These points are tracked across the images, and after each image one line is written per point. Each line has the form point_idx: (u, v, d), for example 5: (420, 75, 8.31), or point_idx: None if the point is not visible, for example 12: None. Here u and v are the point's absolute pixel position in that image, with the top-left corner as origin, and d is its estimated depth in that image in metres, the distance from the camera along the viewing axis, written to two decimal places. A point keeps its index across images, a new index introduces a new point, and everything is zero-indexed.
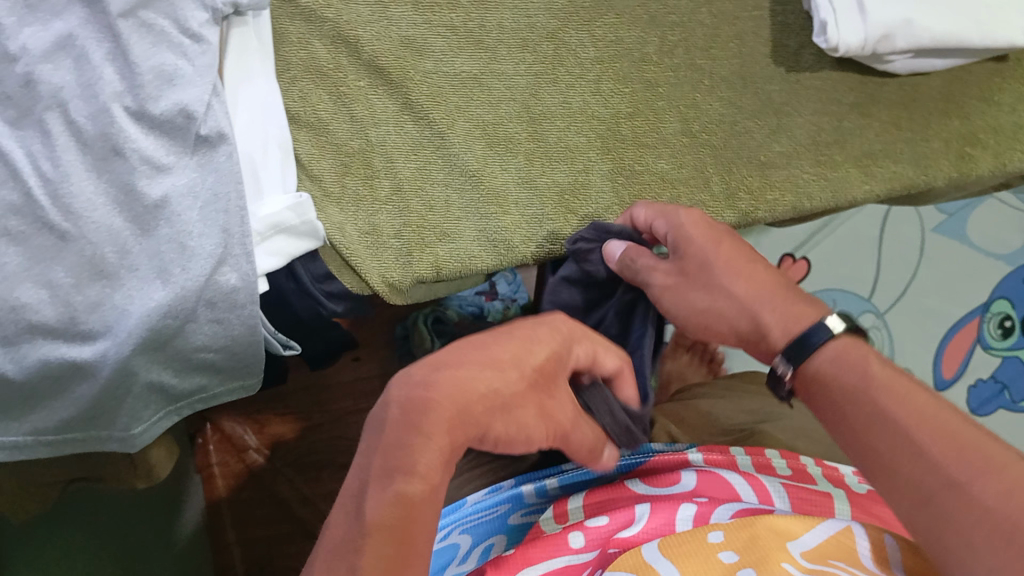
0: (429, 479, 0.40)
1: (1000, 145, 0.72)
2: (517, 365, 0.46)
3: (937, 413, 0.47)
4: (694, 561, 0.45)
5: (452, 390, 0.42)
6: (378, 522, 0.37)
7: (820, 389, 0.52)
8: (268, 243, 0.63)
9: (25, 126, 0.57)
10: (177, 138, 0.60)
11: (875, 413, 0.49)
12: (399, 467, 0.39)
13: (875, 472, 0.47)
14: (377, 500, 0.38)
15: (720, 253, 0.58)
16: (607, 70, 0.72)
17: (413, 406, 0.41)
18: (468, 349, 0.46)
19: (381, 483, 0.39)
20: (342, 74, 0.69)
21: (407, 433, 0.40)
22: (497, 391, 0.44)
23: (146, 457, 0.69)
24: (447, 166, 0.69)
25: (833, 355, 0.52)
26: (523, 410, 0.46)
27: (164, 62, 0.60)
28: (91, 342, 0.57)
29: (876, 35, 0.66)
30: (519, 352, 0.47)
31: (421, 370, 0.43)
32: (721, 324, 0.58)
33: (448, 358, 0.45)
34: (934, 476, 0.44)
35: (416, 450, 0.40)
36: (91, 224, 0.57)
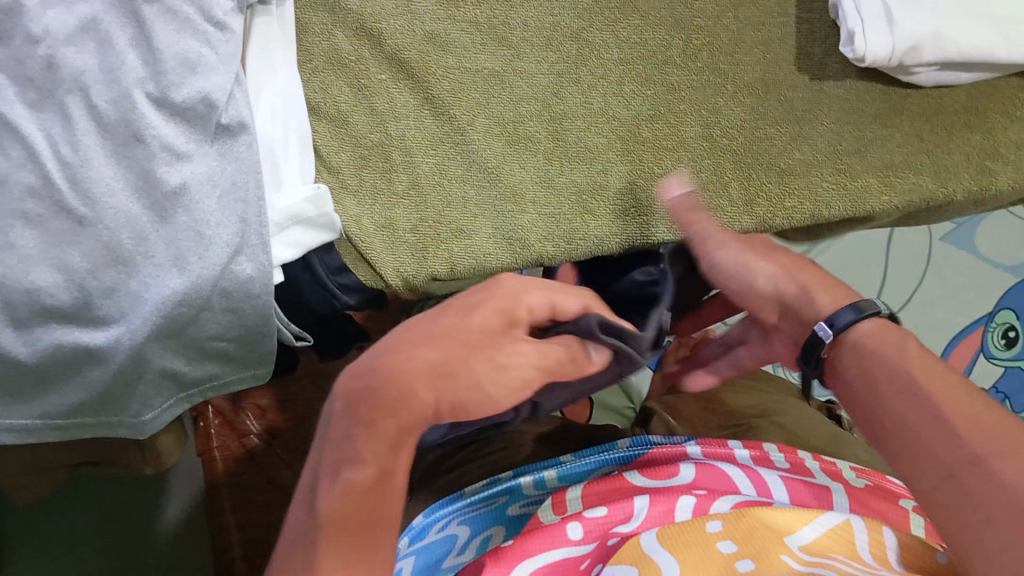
0: (378, 464, 0.39)
1: (1022, 160, 0.71)
2: (456, 330, 0.45)
3: (970, 399, 0.42)
4: (691, 548, 0.45)
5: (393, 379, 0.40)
6: (343, 509, 0.37)
7: (861, 382, 0.48)
8: (284, 235, 0.63)
9: (46, 108, 0.57)
10: (197, 126, 0.60)
11: (913, 399, 0.44)
12: (347, 456, 0.38)
13: (902, 447, 0.42)
14: (330, 490, 0.38)
15: (780, 259, 0.55)
16: (630, 72, 0.71)
17: (356, 398, 0.40)
18: (416, 329, 0.44)
19: (332, 473, 0.38)
20: (364, 66, 0.70)
21: (352, 426, 0.39)
22: (430, 358, 0.42)
23: (154, 442, 0.70)
24: (465, 163, 0.69)
25: (867, 333, 0.50)
26: (473, 376, 0.43)
27: (188, 49, 0.60)
28: (105, 328, 0.58)
29: (904, 47, 0.65)
30: (465, 320, 0.46)
31: (365, 359, 0.42)
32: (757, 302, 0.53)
33: (386, 348, 0.42)
34: (956, 453, 0.39)
35: (360, 441, 0.39)
36: (109, 209, 0.56)
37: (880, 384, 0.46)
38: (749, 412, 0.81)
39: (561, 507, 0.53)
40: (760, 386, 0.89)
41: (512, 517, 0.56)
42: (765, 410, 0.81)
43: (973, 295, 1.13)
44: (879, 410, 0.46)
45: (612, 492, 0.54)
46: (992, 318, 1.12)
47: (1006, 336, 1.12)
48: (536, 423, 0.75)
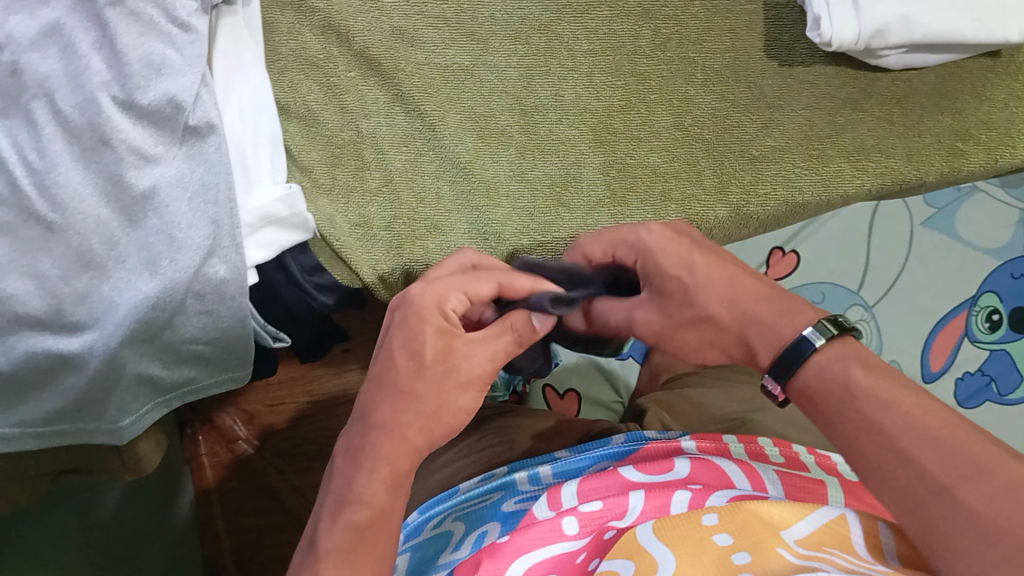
0: (374, 504, 0.48)
1: (993, 140, 0.71)
2: (419, 367, 0.52)
3: (924, 412, 0.43)
4: (687, 542, 0.44)
5: (385, 429, 0.50)
6: (340, 546, 0.46)
7: (810, 404, 0.48)
8: (257, 235, 0.63)
9: (12, 116, 0.56)
10: (165, 129, 0.59)
11: (863, 422, 0.45)
12: (348, 501, 0.48)
13: (863, 471, 0.44)
14: (331, 531, 0.46)
15: (700, 270, 0.54)
16: (600, 63, 0.71)
17: (354, 452, 0.50)
18: (384, 369, 0.52)
19: (333, 519, 0.47)
20: (333, 64, 0.69)
21: (352, 471, 0.49)
22: (413, 407, 0.51)
23: (136, 448, 0.69)
24: (437, 159, 0.69)
25: (819, 366, 0.48)
26: (440, 412, 0.52)
27: (153, 52, 0.59)
28: (79, 334, 0.57)
29: (869, 31, 0.66)
30: (395, 355, 0.52)
31: (358, 417, 0.52)
32: (718, 354, 0.55)
33: (371, 390, 0.52)
34: (922, 482, 0.41)
35: (360, 484, 0.48)
36: (79, 214, 0.56)
37: (833, 409, 0.46)
38: (738, 403, 0.80)
39: (556, 502, 0.53)
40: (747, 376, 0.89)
41: (508, 513, 0.54)
42: (755, 402, 0.80)
43: (955, 280, 1.13)
44: (829, 429, 0.47)
45: (610, 487, 0.53)
46: (976, 301, 1.12)
47: (989, 320, 1.12)
48: (523, 420, 0.74)
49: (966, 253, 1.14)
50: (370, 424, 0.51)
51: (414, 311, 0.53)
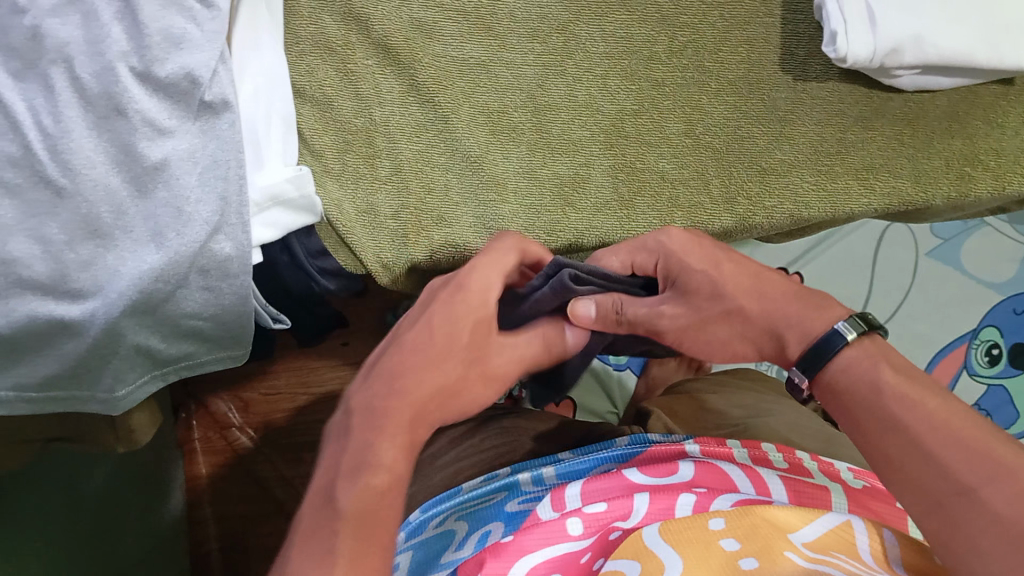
0: (391, 468, 0.46)
1: (1001, 167, 0.71)
2: (448, 355, 0.54)
3: (950, 418, 0.44)
4: (693, 545, 0.45)
5: (403, 394, 0.51)
6: (360, 509, 0.43)
7: (840, 404, 0.50)
8: (265, 215, 0.63)
9: (28, 79, 0.57)
10: (180, 103, 0.60)
11: (886, 421, 0.46)
12: (364, 462, 0.46)
13: (889, 478, 0.45)
14: (349, 489, 0.44)
15: (725, 276, 0.56)
16: (616, 67, 0.72)
17: (370, 412, 0.49)
18: (409, 349, 0.54)
19: (352, 480, 0.45)
20: (350, 51, 0.69)
21: (367, 432, 0.48)
22: (432, 392, 0.53)
23: (127, 421, 0.70)
24: (448, 151, 0.70)
25: (847, 364, 0.50)
26: (457, 394, 0.55)
27: (173, 25, 0.60)
28: (80, 301, 0.57)
29: (885, 49, 0.66)
30: (433, 338, 0.54)
31: (379, 384, 0.52)
32: (747, 350, 0.57)
33: (397, 366, 0.53)
34: (945, 482, 0.42)
35: (373, 446, 0.47)
36: (89, 181, 0.56)
37: (858, 411, 0.48)
38: (739, 411, 0.80)
39: (560, 503, 0.52)
40: (752, 387, 0.89)
41: (511, 513, 0.54)
42: (756, 411, 0.80)
43: (956, 310, 1.13)
44: (859, 433, 0.48)
45: (613, 488, 0.53)
46: (977, 334, 1.12)
47: (989, 353, 1.12)
48: (527, 421, 0.74)
49: (969, 285, 1.14)
50: (395, 391, 0.51)
51: (460, 295, 0.56)
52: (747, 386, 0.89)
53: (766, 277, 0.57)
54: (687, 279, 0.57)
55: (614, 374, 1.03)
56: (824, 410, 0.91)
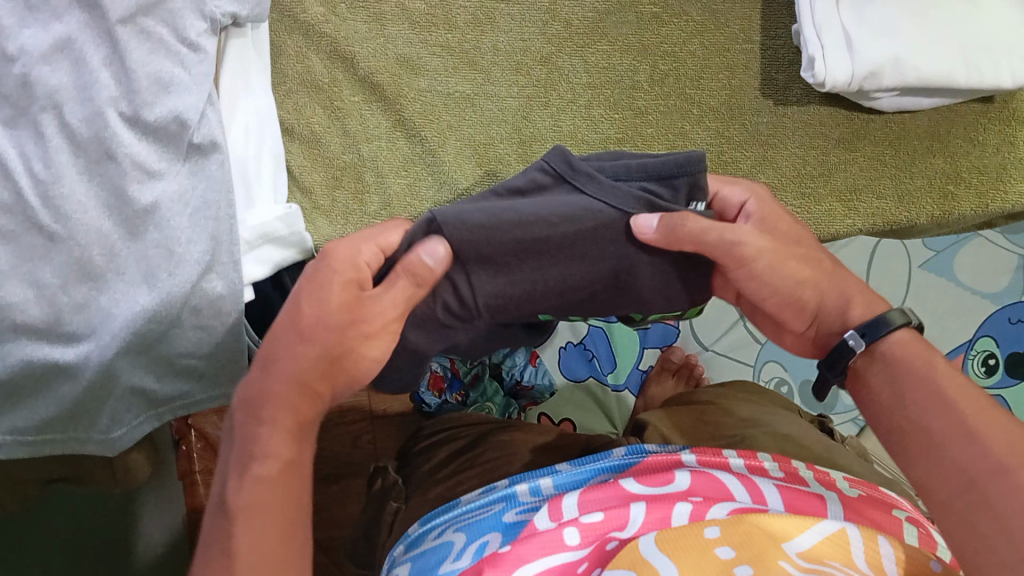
0: (283, 456, 0.49)
1: (983, 185, 0.72)
2: (320, 319, 0.51)
3: (983, 406, 0.46)
4: (689, 553, 0.44)
5: (276, 375, 0.51)
6: (250, 503, 0.47)
7: (883, 375, 0.51)
8: (256, 252, 0.63)
9: (20, 126, 0.58)
10: (169, 145, 0.61)
11: (930, 399, 0.47)
12: (254, 454, 0.49)
13: (924, 453, 0.46)
14: (244, 487, 0.47)
15: (803, 233, 0.57)
16: (598, 96, 0.73)
17: (253, 404, 0.50)
18: (291, 308, 0.52)
19: (240, 471, 0.48)
20: (337, 88, 0.71)
21: (253, 424, 0.50)
22: (309, 351, 0.51)
23: (125, 458, 0.70)
24: (435, 184, 0.71)
25: (898, 343, 0.51)
26: (339, 362, 0.52)
27: (161, 70, 0.61)
28: (75, 344, 0.58)
29: (863, 73, 0.67)
30: (303, 307, 0.52)
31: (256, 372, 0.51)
32: (807, 301, 0.55)
33: (274, 337, 0.52)
34: (981, 460, 0.43)
35: (263, 436, 0.49)
36: (80, 225, 0.57)
37: (901, 386, 0.49)
38: (739, 421, 0.79)
39: (556, 512, 0.51)
40: (750, 399, 0.88)
41: (510, 523, 0.53)
42: (756, 420, 0.78)
43: (951, 322, 1.13)
44: (897, 404, 0.49)
45: (609, 497, 0.51)
46: (972, 345, 1.13)
47: (986, 363, 1.12)
48: (525, 433, 0.74)
49: (962, 297, 1.15)
50: (267, 372, 0.51)
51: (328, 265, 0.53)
52: (747, 399, 0.88)
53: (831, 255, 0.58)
54: (775, 225, 0.57)
55: (611, 396, 1.00)
56: (822, 421, 0.91)
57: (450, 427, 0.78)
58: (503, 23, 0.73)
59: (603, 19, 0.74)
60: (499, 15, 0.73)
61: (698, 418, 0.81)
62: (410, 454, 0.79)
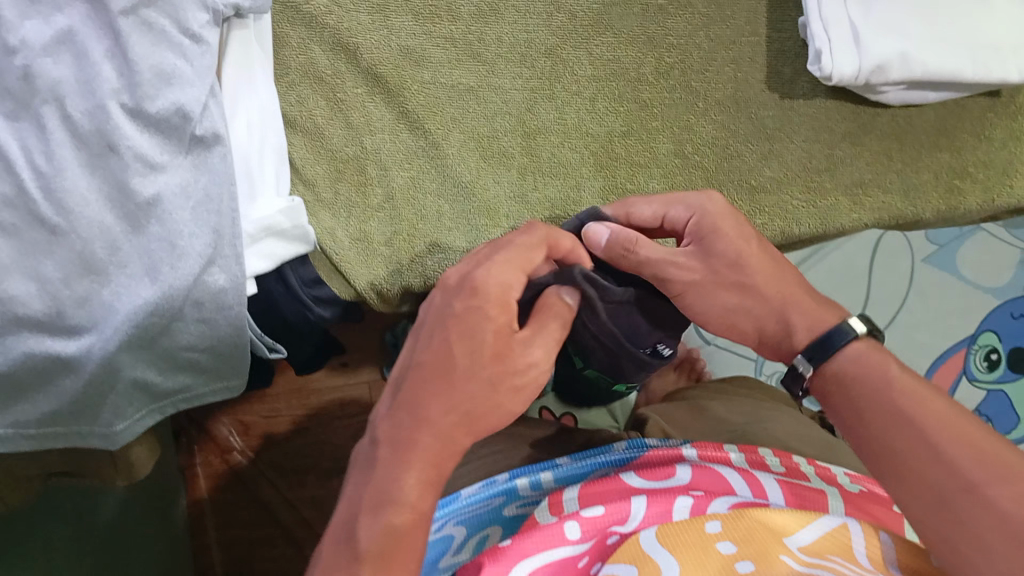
0: (417, 507, 0.45)
1: (989, 179, 0.72)
2: (474, 361, 0.49)
3: (950, 419, 0.46)
4: (691, 547, 0.43)
5: (429, 422, 0.47)
6: (379, 549, 0.43)
7: (841, 392, 0.51)
8: (258, 246, 0.63)
9: (22, 119, 0.57)
10: (172, 138, 0.60)
11: (894, 417, 0.48)
12: (387, 498, 0.44)
13: (894, 473, 0.46)
14: (369, 529, 0.43)
15: (751, 251, 0.56)
16: (603, 89, 0.72)
17: (398, 444, 0.46)
18: (438, 354, 0.49)
19: (374, 513, 0.44)
20: (340, 80, 0.71)
21: (394, 466, 0.46)
22: (456, 403, 0.48)
23: (126, 453, 0.70)
24: (439, 177, 0.70)
25: (856, 357, 0.51)
26: (489, 411, 0.50)
27: (163, 61, 0.60)
28: (76, 337, 0.57)
29: (870, 66, 0.66)
30: (456, 348, 0.49)
31: (404, 411, 0.48)
32: (746, 324, 0.56)
33: (418, 382, 0.49)
34: (951, 478, 0.44)
35: (399, 480, 0.45)
36: (83, 219, 0.56)
37: (861, 404, 0.50)
38: (738, 414, 0.79)
39: (557, 508, 0.51)
40: (751, 394, 0.88)
41: (512, 518, 0.54)
42: (755, 414, 0.79)
43: (955, 316, 1.13)
44: (858, 422, 0.49)
45: (610, 493, 0.51)
46: (975, 340, 1.12)
47: (988, 359, 1.12)
48: (526, 428, 0.73)
49: (965, 291, 1.14)
50: (420, 422, 0.47)
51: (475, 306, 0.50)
52: (745, 394, 0.88)
53: (784, 268, 0.57)
54: (715, 245, 0.56)
55: None
56: (823, 416, 0.91)
57: None
58: (508, 14, 0.73)
59: (608, 11, 0.74)
60: (504, 7, 0.73)
61: (696, 412, 0.81)
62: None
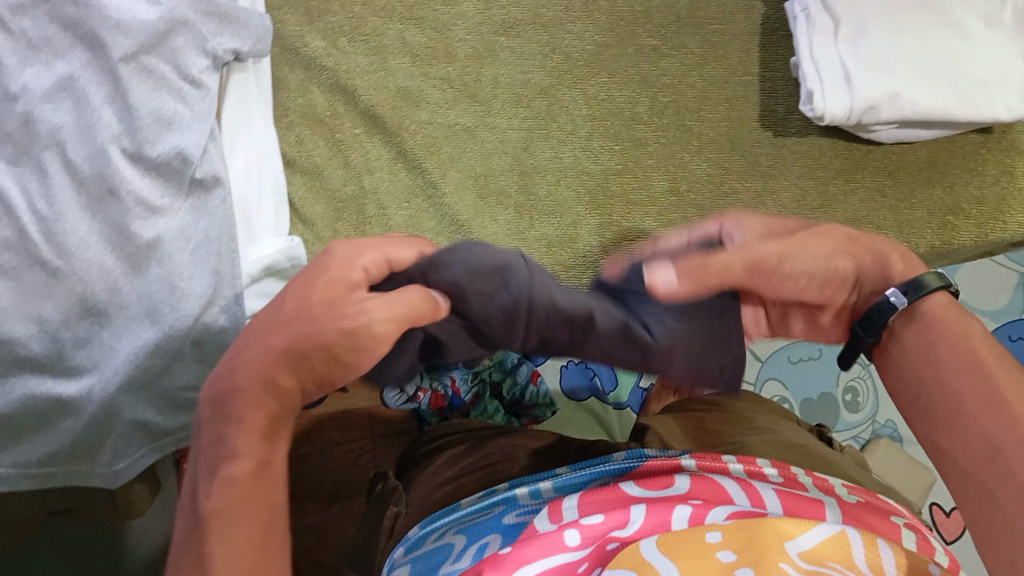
0: (256, 457, 0.42)
1: (982, 215, 0.72)
2: (299, 309, 0.43)
3: (1012, 373, 0.45)
4: (692, 558, 0.41)
5: (247, 369, 0.42)
6: (218, 509, 0.41)
7: (912, 329, 0.49)
8: (257, 286, 0.65)
9: (23, 164, 0.58)
10: (172, 181, 0.61)
11: (963, 358, 0.46)
12: (222, 455, 0.42)
13: (949, 414, 0.45)
14: (207, 491, 0.42)
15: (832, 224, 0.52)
16: (598, 128, 0.73)
17: (219, 401, 0.43)
18: (270, 308, 0.44)
19: (209, 475, 0.42)
20: (338, 121, 0.72)
21: (221, 424, 0.42)
22: (276, 341, 0.42)
23: (126, 491, 0.70)
24: (437, 215, 0.71)
25: (939, 306, 0.48)
26: (325, 361, 0.42)
27: (163, 106, 0.61)
28: (77, 378, 0.59)
29: (861, 107, 0.67)
30: (287, 301, 0.44)
31: (228, 360, 0.44)
32: (847, 264, 0.50)
33: (247, 337, 0.44)
34: (1010, 429, 0.42)
35: (229, 437, 0.42)
36: (83, 262, 0.57)
37: (932, 346, 0.47)
38: (740, 429, 0.77)
39: (556, 514, 0.49)
40: (753, 406, 0.87)
41: (509, 525, 0.51)
42: (756, 429, 0.78)
43: None
44: (925, 360, 0.47)
45: (609, 502, 0.50)
46: None
47: None
48: (523, 439, 0.73)
49: None
50: (240, 364, 0.43)
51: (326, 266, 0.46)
52: (750, 407, 0.86)
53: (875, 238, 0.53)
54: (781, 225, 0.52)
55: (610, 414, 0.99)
56: (821, 429, 0.91)
57: (451, 436, 0.77)
58: (503, 55, 0.74)
59: (603, 52, 0.75)
60: (499, 49, 0.74)
61: (701, 428, 0.79)
62: (410, 461, 0.78)
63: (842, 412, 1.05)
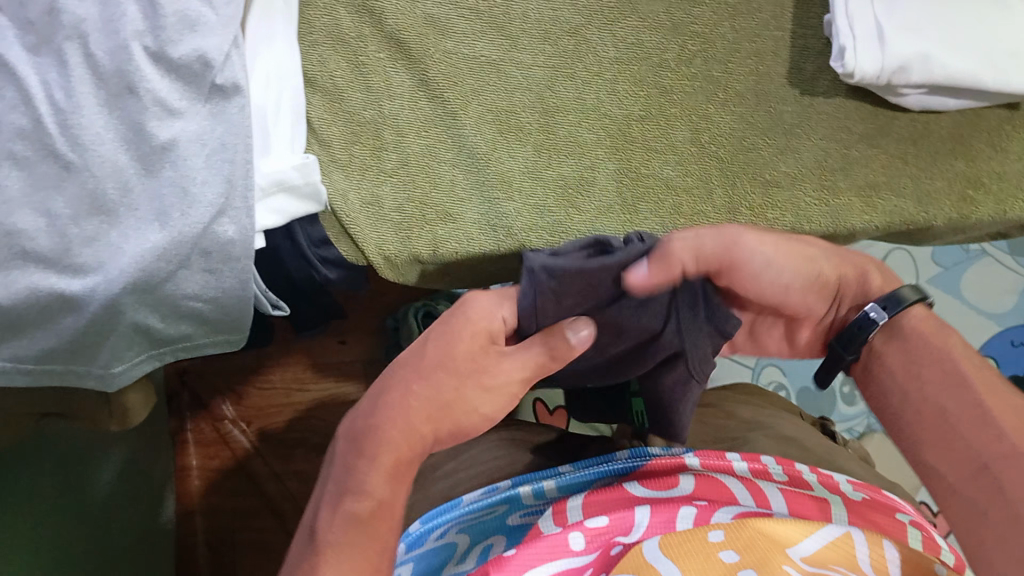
0: (378, 495, 0.47)
1: (1002, 192, 0.72)
2: (444, 363, 0.54)
3: (996, 392, 0.49)
4: (695, 557, 0.42)
5: (390, 421, 0.51)
6: (336, 540, 0.44)
7: (898, 342, 0.55)
8: (270, 200, 0.64)
9: (42, 54, 0.56)
10: (192, 85, 0.60)
11: (948, 377, 0.51)
12: (351, 489, 0.47)
13: (937, 433, 0.50)
14: (333, 520, 0.46)
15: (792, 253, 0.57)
16: (624, 72, 0.73)
17: (357, 439, 0.50)
18: (412, 361, 0.54)
19: (334, 504, 0.47)
20: (363, 44, 0.71)
21: (355, 458, 0.49)
22: (427, 394, 0.53)
23: (121, 399, 0.70)
24: (454, 146, 0.71)
25: (917, 321, 0.55)
26: (460, 407, 0.54)
27: (189, 8, 0.60)
28: (81, 276, 0.56)
29: (891, 67, 0.67)
30: (428, 356, 0.54)
31: (367, 415, 0.52)
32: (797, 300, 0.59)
33: (394, 395, 0.53)
34: (995, 445, 0.46)
35: (361, 472, 0.48)
36: (97, 157, 0.56)
37: (916, 362, 0.53)
38: (738, 424, 0.77)
39: (561, 518, 0.49)
40: (750, 399, 0.87)
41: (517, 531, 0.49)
42: (755, 424, 0.77)
43: None
44: (909, 377, 0.53)
45: (612, 501, 0.49)
46: None
47: None
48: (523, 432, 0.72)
49: (969, 313, 1.14)
50: (387, 410, 0.51)
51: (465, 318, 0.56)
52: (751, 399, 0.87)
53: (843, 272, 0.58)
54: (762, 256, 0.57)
55: None
56: (823, 421, 0.91)
57: None
58: None
59: None
60: None
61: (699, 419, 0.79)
62: None
63: (839, 403, 1.05)
